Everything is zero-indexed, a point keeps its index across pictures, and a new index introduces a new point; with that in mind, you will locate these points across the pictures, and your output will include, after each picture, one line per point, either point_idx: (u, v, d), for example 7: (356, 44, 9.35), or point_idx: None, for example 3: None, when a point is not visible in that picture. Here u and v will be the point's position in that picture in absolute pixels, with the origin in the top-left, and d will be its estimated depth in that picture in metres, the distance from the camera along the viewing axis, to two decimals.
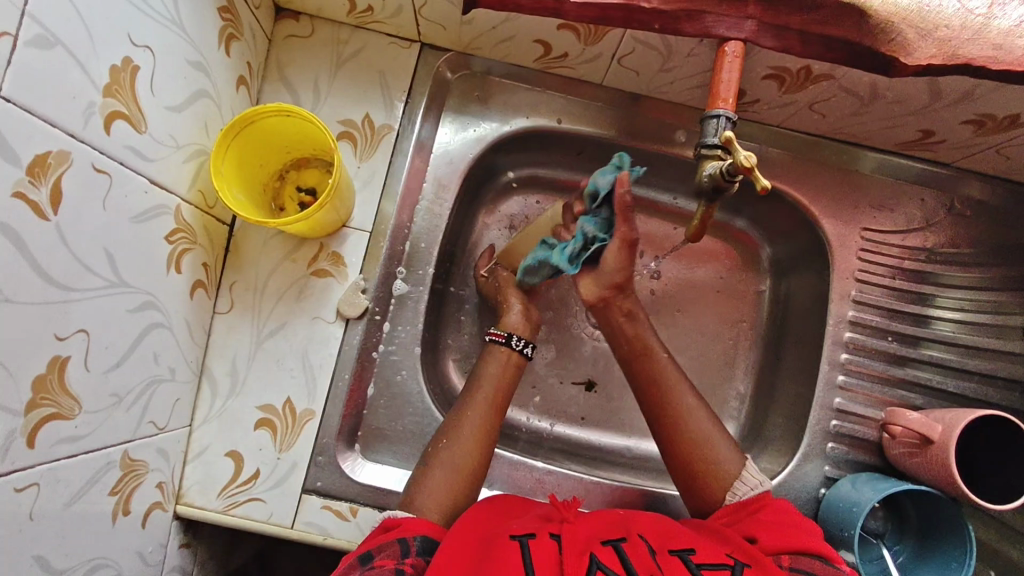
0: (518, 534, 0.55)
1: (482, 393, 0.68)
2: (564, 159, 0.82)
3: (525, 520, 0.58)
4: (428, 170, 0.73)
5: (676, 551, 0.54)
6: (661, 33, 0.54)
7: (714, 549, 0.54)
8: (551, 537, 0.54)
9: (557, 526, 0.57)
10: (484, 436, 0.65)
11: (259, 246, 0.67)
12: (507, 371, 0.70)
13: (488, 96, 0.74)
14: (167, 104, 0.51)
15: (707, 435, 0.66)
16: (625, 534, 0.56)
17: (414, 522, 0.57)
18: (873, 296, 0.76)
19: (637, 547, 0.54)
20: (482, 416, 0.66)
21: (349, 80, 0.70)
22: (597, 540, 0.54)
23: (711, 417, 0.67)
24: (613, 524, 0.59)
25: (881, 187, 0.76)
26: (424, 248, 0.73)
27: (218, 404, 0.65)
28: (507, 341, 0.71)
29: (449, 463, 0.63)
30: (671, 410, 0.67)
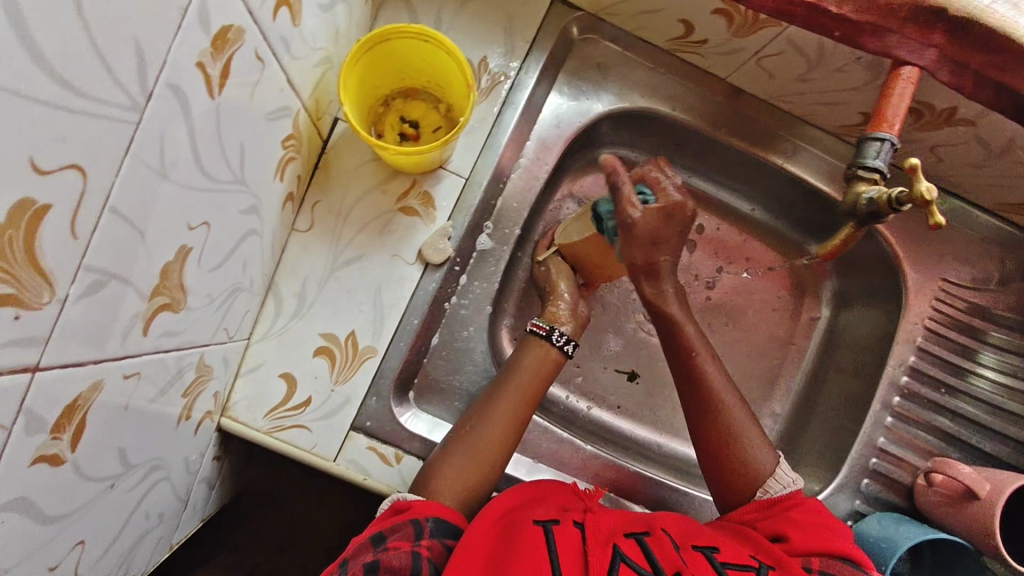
0: (542, 518, 0.55)
1: (514, 379, 0.66)
2: (658, 147, 0.81)
3: (546, 505, 0.58)
4: (534, 130, 0.70)
5: (698, 548, 0.54)
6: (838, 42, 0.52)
7: (736, 549, 0.55)
8: (575, 525, 0.55)
9: (580, 514, 0.57)
10: (511, 423, 0.64)
11: (352, 169, 0.65)
12: (544, 365, 0.68)
13: (607, 66, 0.71)
14: (320, 2, 0.48)
15: (750, 439, 0.63)
16: (647, 529, 0.56)
17: (425, 505, 0.56)
18: (935, 346, 0.76)
19: (661, 544, 0.54)
20: (512, 400, 0.65)
21: (475, 18, 0.67)
22: (619, 534, 0.55)
23: (757, 429, 0.64)
24: (637, 520, 0.59)
25: (966, 242, 0.76)
26: (514, 208, 0.71)
27: (280, 323, 0.63)
28: (547, 335, 0.70)
29: (473, 449, 0.61)
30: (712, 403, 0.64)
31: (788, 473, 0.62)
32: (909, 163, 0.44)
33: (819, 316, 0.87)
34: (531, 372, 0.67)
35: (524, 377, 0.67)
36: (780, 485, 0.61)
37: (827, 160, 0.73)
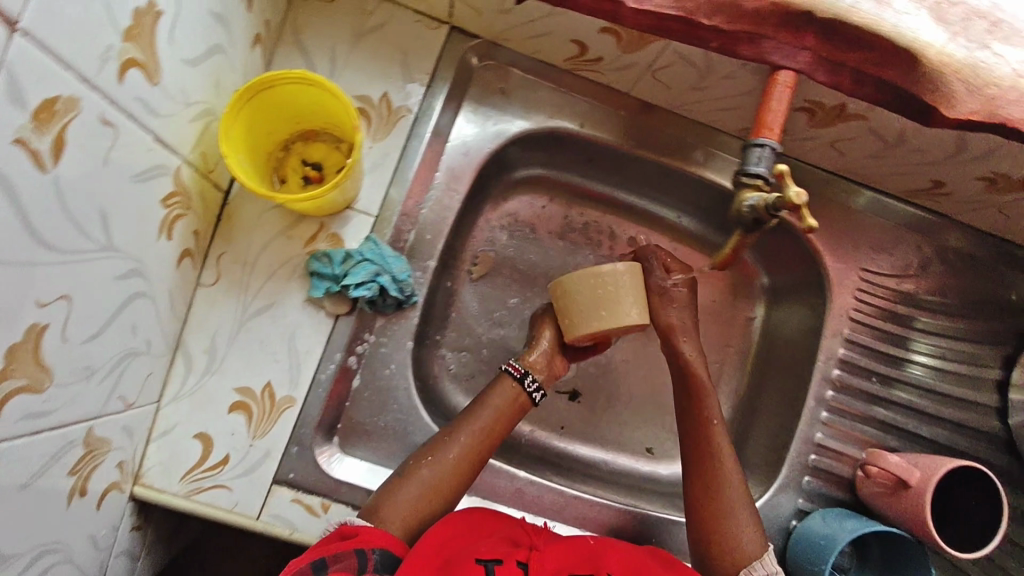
0: (485, 557, 0.54)
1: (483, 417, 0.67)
2: (575, 163, 0.81)
3: (490, 541, 0.58)
4: (442, 159, 0.69)
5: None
6: (716, 52, 0.52)
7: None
8: (518, 565, 0.55)
9: (524, 552, 0.57)
10: (472, 460, 0.64)
11: (255, 217, 0.63)
12: (512, 408, 0.68)
13: (510, 90, 0.71)
14: (186, 57, 0.46)
15: (731, 505, 0.64)
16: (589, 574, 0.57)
17: (372, 532, 0.55)
18: (864, 337, 0.77)
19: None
20: (475, 438, 0.65)
21: (371, 53, 0.66)
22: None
23: (740, 485, 0.66)
24: (578, 558, 0.59)
25: (882, 231, 0.77)
26: (429, 240, 0.69)
27: (192, 381, 0.61)
28: (521, 379, 0.70)
29: (426, 481, 0.61)
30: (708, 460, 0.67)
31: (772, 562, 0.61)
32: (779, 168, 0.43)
33: (754, 316, 0.87)
34: (495, 411, 0.67)
35: (492, 413, 0.67)
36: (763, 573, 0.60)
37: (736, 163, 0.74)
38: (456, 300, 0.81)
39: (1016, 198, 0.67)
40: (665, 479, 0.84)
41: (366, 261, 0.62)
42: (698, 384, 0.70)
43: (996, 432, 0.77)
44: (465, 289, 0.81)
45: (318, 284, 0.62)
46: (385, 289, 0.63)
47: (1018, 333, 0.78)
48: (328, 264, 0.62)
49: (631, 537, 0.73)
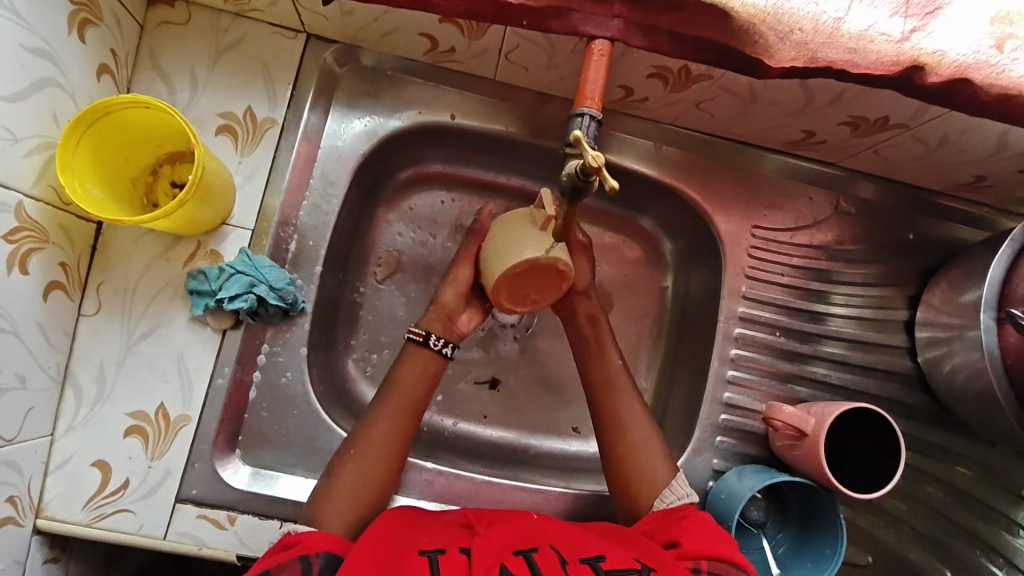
0: (427, 549, 0.50)
1: (403, 378, 0.65)
2: (465, 155, 0.81)
3: (433, 533, 0.54)
4: (315, 164, 0.70)
5: (585, 560, 0.51)
6: (530, 29, 0.56)
7: (621, 554, 0.52)
8: (462, 550, 0.50)
9: (466, 539, 0.53)
10: (410, 418, 0.64)
11: (130, 243, 0.64)
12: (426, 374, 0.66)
13: (378, 90, 0.72)
14: (4, 95, 0.49)
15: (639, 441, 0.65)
16: (535, 545, 0.52)
17: (315, 538, 0.52)
18: (764, 292, 0.78)
19: (548, 560, 0.50)
20: (411, 398, 0.64)
21: (230, 70, 0.67)
22: (506, 552, 0.50)
23: (649, 428, 0.66)
24: (525, 530, 0.55)
25: (772, 186, 0.78)
26: (311, 247, 0.70)
27: (83, 412, 0.62)
28: (425, 341, 0.67)
29: (370, 461, 0.60)
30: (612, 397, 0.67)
31: (684, 485, 0.62)
32: (575, 134, 0.46)
33: (665, 285, 0.87)
34: (418, 368, 0.66)
35: (414, 373, 0.65)
36: (675, 496, 0.61)
37: (614, 135, 0.75)
38: (364, 303, 0.81)
39: (884, 137, 0.68)
40: (595, 456, 0.83)
41: (238, 274, 0.64)
42: (600, 337, 0.70)
43: (908, 371, 0.78)
44: (372, 291, 0.82)
45: (197, 301, 0.63)
46: (263, 299, 0.64)
47: (921, 272, 0.79)
48: (204, 280, 0.63)
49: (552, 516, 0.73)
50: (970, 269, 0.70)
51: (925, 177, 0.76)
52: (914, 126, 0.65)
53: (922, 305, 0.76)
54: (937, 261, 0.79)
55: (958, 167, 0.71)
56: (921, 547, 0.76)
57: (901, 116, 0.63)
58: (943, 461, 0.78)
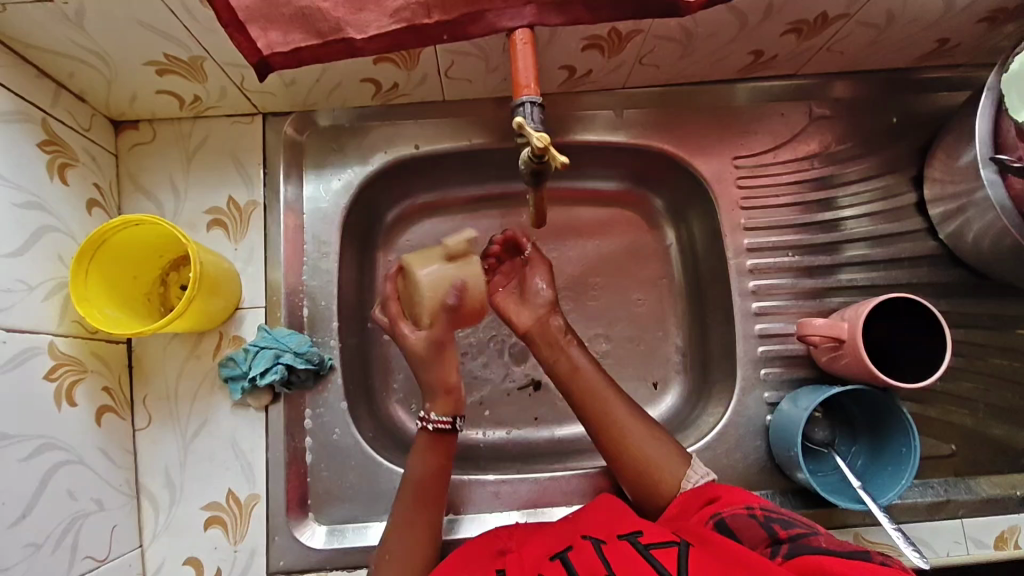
0: None
1: (410, 479, 0.64)
2: (439, 177, 0.84)
3: (483, 563, 0.55)
4: (305, 229, 0.73)
5: (623, 537, 0.53)
6: (453, 41, 0.60)
7: (661, 531, 0.53)
8: (499, 573, 0.53)
9: (501, 559, 0.56)
10: (427, 505, 0.63)
11: (160, 352, 0.68)
12: (438, 457, 0.65)
13: (342, 143, 0.75)
14: (7, 251, 0.53)
15: (626, 417, 0.66)
16: (569, 543, 0.54)
17: None
18: (764, 217, 0.77)
19: (583, 555, 0.51)
20: (421, 488, 0.63)
21: (205, 168, 0.72)
22: (543, 560, 0.53)
23: (640, 417, 0.67)
24: (565, 532, 0.57)
25: (740, 114, 0.78)
26: (324, 306, 0.72)
27: (163, 517, 0.66)
28: (451, 427, 0.65)
29: (405, 548, 0.61)
30: (608, 426, 0.67)
31: (700, 465, 0.64)
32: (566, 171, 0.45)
33: (668, 241, 0.87)
34: (428, 462, 0.65)
35: (421, 469, 0.64)
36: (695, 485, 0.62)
37: (574, 116, 0.77)
38: (389, 344, 0.84)
39: (832, 32, 0.68)
40: None
41: (263, 349, 0.67)
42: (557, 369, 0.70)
43: (934, 251, 0.76)
44: (394, 332, 0.85)
45: (234, 386, 0.67)
46: (292, 366, 0.67)
47: (916, 151, 0.78)
48: (234, 365, 0.67)
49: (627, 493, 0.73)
50: (961, 131, 0.69)
51: (888, 57, 0.75)
52: (855, 12, 0.64)
53: (927, 182, 0.75)
54: (928, 135, 0.78)
55: (915, 38, 0.70)
56: (1003, 420, 0.73)
57: (837, 8, 0.63)
58: (1004, 329, 0.75)
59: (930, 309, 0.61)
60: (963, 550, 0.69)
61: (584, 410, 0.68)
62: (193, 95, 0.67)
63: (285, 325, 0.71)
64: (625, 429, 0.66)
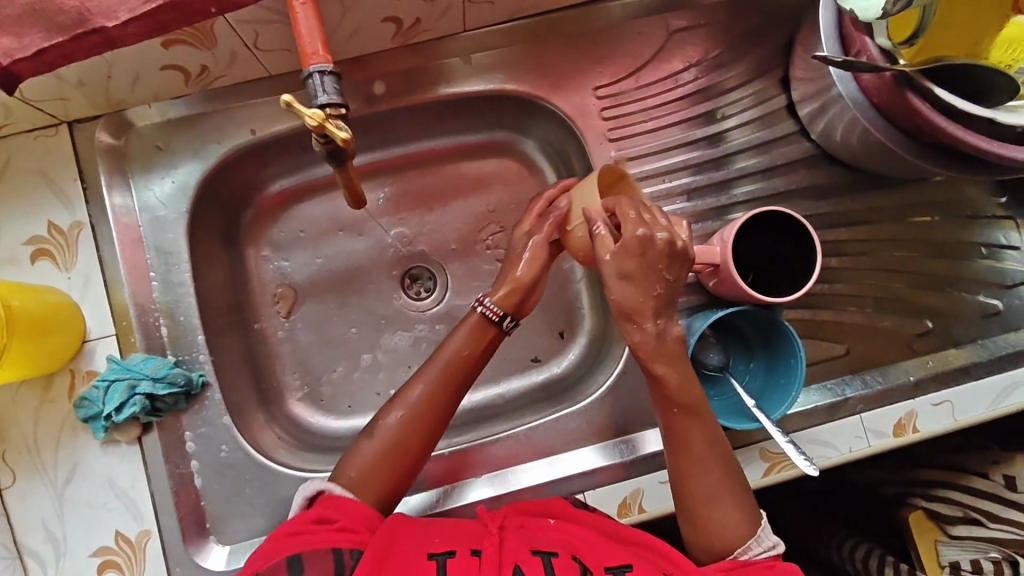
0: (436, 551, 0.51)
1: (450, 350, 0.63)
2: (295, 158, 0.78)
3: (446, 529, 0.55)
4: (145, 241, 0.67)
5: (609, 569, 0.51)
6: (224, 14, 0.54)
7: (650, 567, 0.52)
8: (472, 552, 0.52)
9: (481, 538, 0.53)
10: (452, 389, 0.62)
11: (10, 401, 0.63)
12: (483, 337, 0.64)
13: (168, 142, 0.68)
14: None
15: (709, 448, 0.57)
16: (557, 548, 0.53)
17: (350, 514, 0.54)
18: (634, 146, 0.74)
19: (565, 566, 0.51)
20: (445, 373, 0.62)
21: (16, 195, 0.65)
22: (523, 552, 0.52)
23: (724, 454, 0.58)
24: (556, 524, 0.56)
25: (594, 40, 0.73)
26: (183, 321, 0.67)
27: (52, 571, 0.62)
28: (498, 321, 0.65)
29: (406, 424, 0.60)
30: (689, 453, 0.57)
31: (768, 533, 0.55)
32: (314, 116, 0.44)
33: (551, 185, 0.84)
34: (479, 343, 0.64)
35: (462, 344, 0.63)
36: (757, 547, 0.55)
37: (416, 70, 0.73)
38: (280, 343, 0.80)
39: None
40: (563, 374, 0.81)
41: (114, 382, 0.63)
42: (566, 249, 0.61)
43: (809, 152, 0.74)
44: (282, 328, 0.80)
45: (95, 426, 0.63)
46: (151, 394, 0.63)
47: (779, 51, 0.74)
48: (91, 404, 0.63)
49: None
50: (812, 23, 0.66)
51: None
52: None
53: (792, 83, 0.72)
54: (789, 32, 0.74)
55: None
56: (891, 313, 0.73)
57: None
58: (886, 220, 0.74)
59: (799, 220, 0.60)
60: (865, 443, 0.70)
61: (670, 423, 0.57)
62: None
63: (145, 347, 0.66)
64: (704, 463, 0.57)
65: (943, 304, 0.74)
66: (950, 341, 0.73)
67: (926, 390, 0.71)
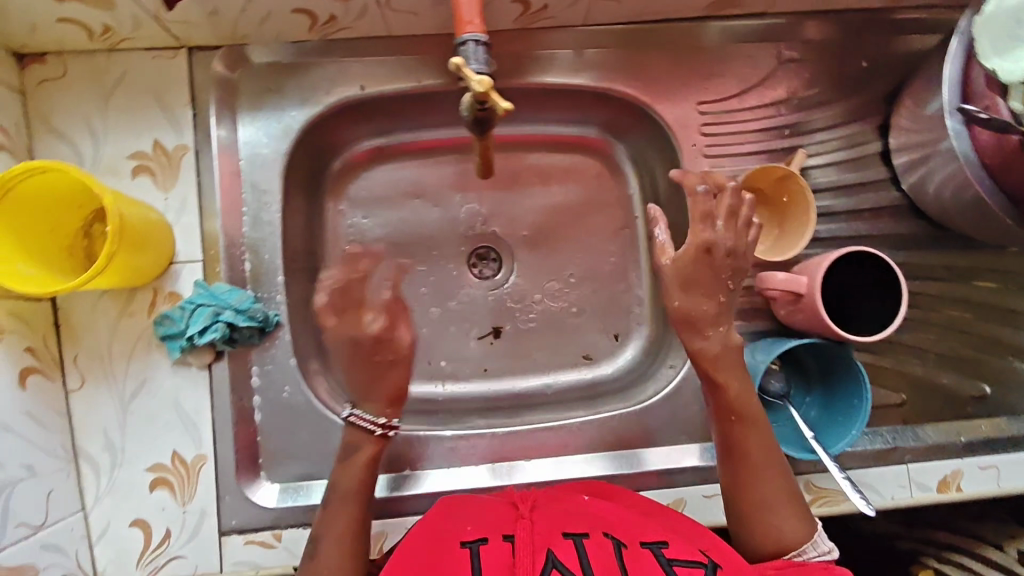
0: (469, 539, 0.51)
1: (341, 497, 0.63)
2: (391, 120, 0.79)
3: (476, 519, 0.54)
4: (241, 175, 0.68)
5: (644, 545, 0.51)
6: None
7: (683, 544, 0.52)
8: (505, 538, 0.50)
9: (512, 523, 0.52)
10: (360, 533, 0.62)
11: (89, 309, 0.64)
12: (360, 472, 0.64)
13: (280, 84, 0.69)
14: None
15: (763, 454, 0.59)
16: (587, 529, 0.51)
17: None
18: (729, 166, 0.74)
19: (601, 546, 0.49)
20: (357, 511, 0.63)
21: (126, 109, 0.66)
22: (556, 535, 0.49)
23: (779, 461, 0.59)
24: (580, 513, 0.54)
25: (708, 55, 0.74)
26: (268, 260, 0.68)
27: (105, 479, 0.64)
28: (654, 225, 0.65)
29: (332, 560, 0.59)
30: (741, 455, 0.60)
31: (824, 538, 0.57)
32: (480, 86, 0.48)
33: (631, 190, 0.85)
34: (354, 478, 0.64)
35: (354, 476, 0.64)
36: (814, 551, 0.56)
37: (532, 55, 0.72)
38: None
39: None
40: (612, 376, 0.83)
41: (200, 306, 0.64)
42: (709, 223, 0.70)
43: (896, 202, 0.75)
44: None
45: (172, 344, 0.64)
46: (233, 324, 0.64)
47: (884, 97, 0.75)
48: (172, 323, 0.64)
49: (585, 446, 0.73)
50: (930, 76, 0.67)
51: None
52: None
53: (893, 131, 0.73)
54: (896, 80, 0.75)
55: None
56: (952, 369, 0.74)
57: None
58: (958, 280, 0.75)
59: (885, 259, 0.62)
60: (908, 493, 0.72)
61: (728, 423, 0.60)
62: (103, 24, 0.62)
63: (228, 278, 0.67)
64: (759, 467, 0.59)
65: (1001, 372, 0.75)
66: (1000, 407, 0.75)
67: (977, 453, 0.73)
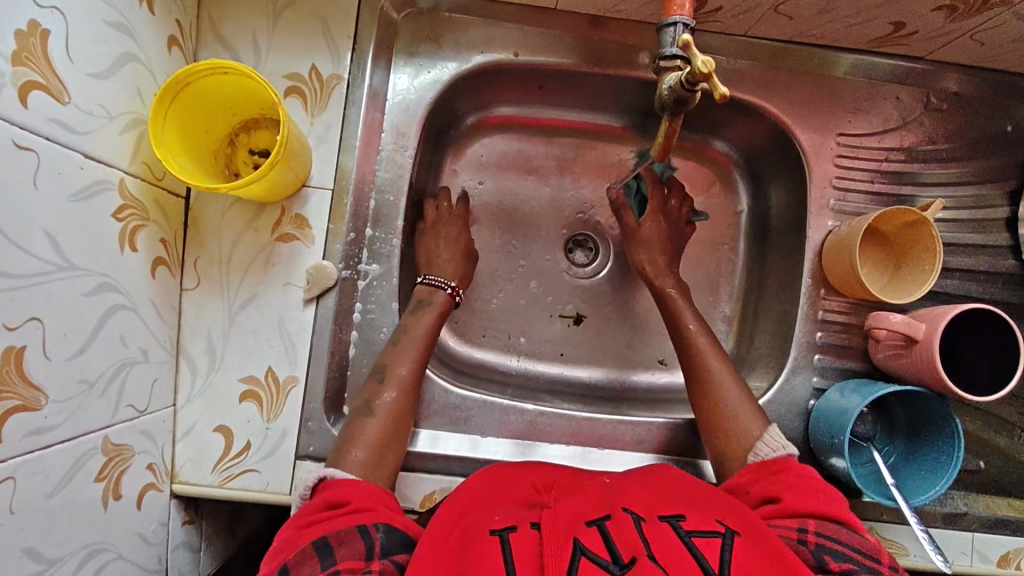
0: (497, 527, 0.48)
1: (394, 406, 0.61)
2: (527, 92, 0.80)
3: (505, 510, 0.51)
4: (384, 120, 0.70)
5: (664, 518, 0.47)
6: None
7: (703, 515, 0.48)
8: (533, 526, 0.47)
9: (535, 513, 0.50)
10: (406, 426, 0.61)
11: (219, 215, 0.65)
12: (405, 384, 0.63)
13: (439, 35, 0.71)
14: (92, 71, 0.49)
15: (725, 378, 0.66)
16: (608, 512, 0.48)
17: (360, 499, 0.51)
18: (854, 203, 0.74)
19: (622, 526, 0.46)
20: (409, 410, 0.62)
21: (292, 29, 0.67)
22: (578, 524, 0.46)
23: (742, 387, 0.66)
24: (598, 500, 0.51)
25: (856, 90, 0.74)
26: (391, 201, 0.71)
27: (200, 381, 0.65)
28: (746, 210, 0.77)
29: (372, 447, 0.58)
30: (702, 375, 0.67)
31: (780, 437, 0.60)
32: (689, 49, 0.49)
33: (741, 208, 0.85)
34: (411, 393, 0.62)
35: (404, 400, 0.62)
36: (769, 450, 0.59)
37: None
38: None
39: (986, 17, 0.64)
40: None
41: None
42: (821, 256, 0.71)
43: (1012, 271, 0.75)
44: None
45: None
46: None
47: (1020, 165, 0.75)
48: None
49: (657, 447, 0.73)
50: None
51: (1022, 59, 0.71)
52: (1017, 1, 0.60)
53: None
54: None
55: None
56: None
57: None
58: None
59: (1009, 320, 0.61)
60: (967, 560, 0.70)
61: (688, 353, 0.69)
62: None
63: (353, 212, 0.68)
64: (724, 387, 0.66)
65: None
66: None
67: None
